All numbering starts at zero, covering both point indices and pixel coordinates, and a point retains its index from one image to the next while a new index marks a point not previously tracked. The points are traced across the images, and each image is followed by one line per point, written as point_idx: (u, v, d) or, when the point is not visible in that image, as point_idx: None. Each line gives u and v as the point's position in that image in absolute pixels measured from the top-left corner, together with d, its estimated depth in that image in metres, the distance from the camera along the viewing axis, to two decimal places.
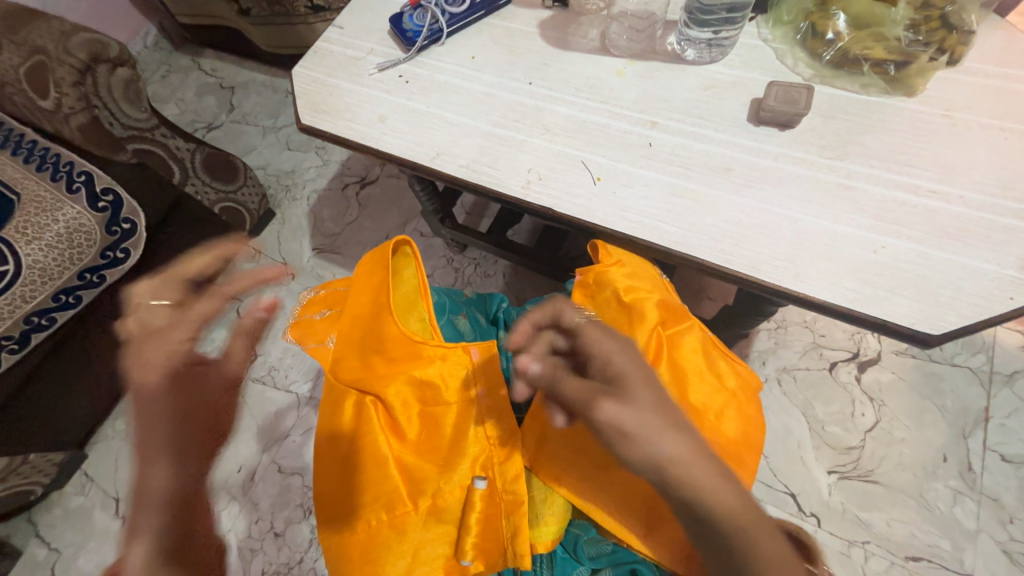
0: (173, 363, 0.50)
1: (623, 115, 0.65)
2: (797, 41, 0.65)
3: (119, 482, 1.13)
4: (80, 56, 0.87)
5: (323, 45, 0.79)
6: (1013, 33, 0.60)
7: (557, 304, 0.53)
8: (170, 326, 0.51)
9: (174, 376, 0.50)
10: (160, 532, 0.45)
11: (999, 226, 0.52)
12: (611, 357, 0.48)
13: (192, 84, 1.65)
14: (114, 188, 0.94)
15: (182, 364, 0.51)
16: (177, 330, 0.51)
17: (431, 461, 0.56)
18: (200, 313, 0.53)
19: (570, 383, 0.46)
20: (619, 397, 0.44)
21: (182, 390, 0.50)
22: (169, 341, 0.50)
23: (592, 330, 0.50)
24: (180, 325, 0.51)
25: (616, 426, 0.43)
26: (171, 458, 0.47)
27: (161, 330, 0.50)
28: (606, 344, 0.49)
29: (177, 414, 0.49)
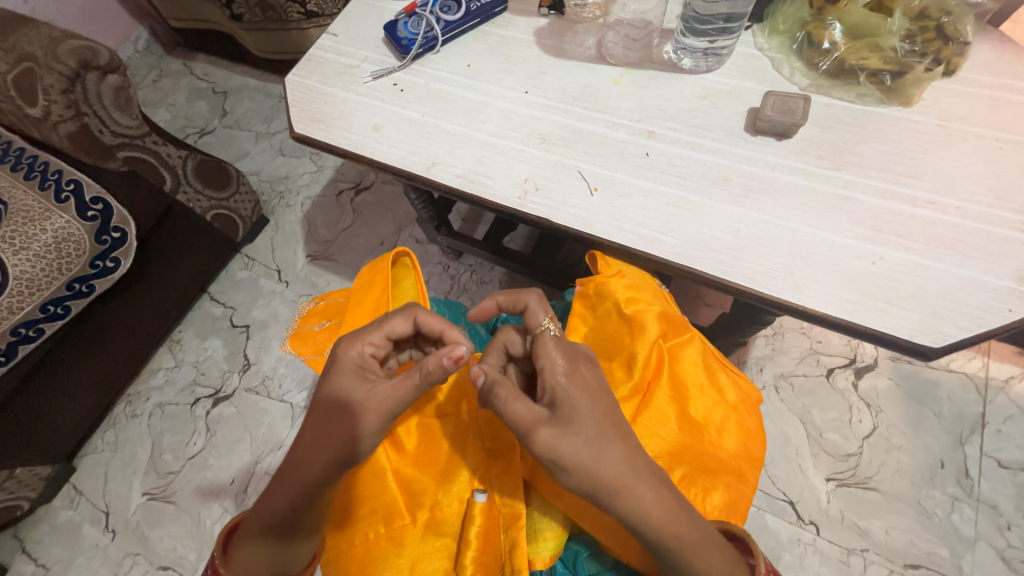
0: (346, 366, 0.52)
1: (620, 124, 0.65)
2: (793, 50, 0.65)
3: (109, 496, 1.11)
4: (68, 63, 0.86)
5: (317, 52, 0.79)
6: (1006, 42, 0.60)
7: (526, 301, 0.53)
8: (363, 331, 0.54)
9: (336, 379, 0.52)
10: (275, 512, 0.49)
11: (997, 237, 0.52)
12: (563, 375, 0.48)
13: (184, 89, 1.63)
14: (104, 197, 0.92)
15: (357, 372, 0.52)
16: (366, 338, 0.53)
17: (429, 473, 0.54)
18: (389, 327, 0.54)
19: (519, 402, 0.47)
20: (559, 425, 0.46)
21: (337, 399, 0.51)
22: (355, 345, 0.53)
23: (552, 345, 0.50)
24: (371, 334, 0.53)
25: (551, 452, 0.45)
26: (296, 460, 0.48)
27: (360, 333, 0.54)
28: (561, 360, 0.49)
29: (320, 421, 0.50)
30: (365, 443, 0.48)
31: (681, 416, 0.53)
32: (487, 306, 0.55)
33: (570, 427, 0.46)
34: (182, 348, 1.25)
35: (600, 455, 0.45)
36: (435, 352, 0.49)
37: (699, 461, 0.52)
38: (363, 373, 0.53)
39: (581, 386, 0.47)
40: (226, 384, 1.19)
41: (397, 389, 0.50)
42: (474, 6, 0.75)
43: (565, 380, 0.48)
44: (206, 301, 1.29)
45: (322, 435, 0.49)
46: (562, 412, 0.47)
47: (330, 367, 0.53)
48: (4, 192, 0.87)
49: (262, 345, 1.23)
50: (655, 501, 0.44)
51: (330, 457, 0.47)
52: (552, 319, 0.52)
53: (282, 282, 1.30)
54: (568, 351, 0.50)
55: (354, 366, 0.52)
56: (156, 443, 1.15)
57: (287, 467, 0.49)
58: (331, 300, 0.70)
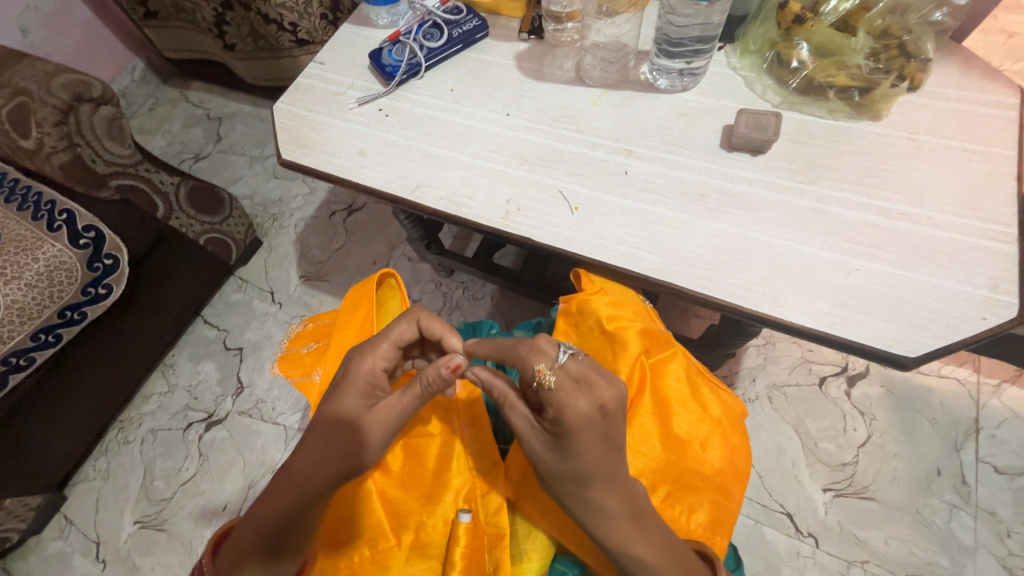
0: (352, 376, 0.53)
1: (600, 144, 0.67)
2: (764, 69, 0.67)
3: (100, 525, 1.09)
4: (62, 97, 0.87)
5: (305, 81, 0.81)
6: (967, 57, 0.63)
7: (518, 354, 0.50)
8: (372, 343, 0.54)
9: (343, 388, 0.52)
10: (269, 527, 0.49)
11: (968, 246, 0.52)
12: (564, 419, 0.46)
13: (179, 116, 1.66)
14: (96, 225, 0.93)
15: (362, 384, 0.52)
16: (375, 350, 0.53)
17: (415, 494, 0.54)
18: (396, 337, 0.54)
19: (515, 412, 0.50)
20: (547, 446, 0.48)
21: (343, 409, 0.51)
22: (363, 357, 0.53)
23: (553, 392, 0.47)
24: (376, 346, 0.54)
25: (535, 461, 0.49)
26: (302, 469, 0.49)
27: (368, 346, 0.54)
28: (565, 405, 0.46)
29: (327, 431, 0.51)
30: (369, 456, 0.49)
31: (665, 433, 0.53)
32: (482, 349, 0.54)
33: (558, 458, 0.46)
34: (175, 372, 1.24)
35: (584, 480, 0.46)
36: (433, 362, 0.50)
37: (683, 478, 0.52)
38: (369, 386, 0.53)
39: (586, 433, 0.45)
40: (219, 408, 1.19)
41: (401, 400, 0.51)
42: (456, 33, 0.78)
43: (565, 421, 0.46)
44: (200, 324, 1.30)
45: (328, 445, 0.50)
46: (555, 445, 0.47)
47: (337, 383, 0.53)
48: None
49: (255, 367, 1.23)
50: (620, 521, 0.47)
51: (333, 470, 0.48)
52: (547, 368, 0.47)
53: (275, 303, 1.30)
54: (574, 394, 0.46)
55: (362, 379, 0.52)
56: (149, 469, 1.14)
57: (292, 475, 0.50)
58: (319, 321, 0.70)
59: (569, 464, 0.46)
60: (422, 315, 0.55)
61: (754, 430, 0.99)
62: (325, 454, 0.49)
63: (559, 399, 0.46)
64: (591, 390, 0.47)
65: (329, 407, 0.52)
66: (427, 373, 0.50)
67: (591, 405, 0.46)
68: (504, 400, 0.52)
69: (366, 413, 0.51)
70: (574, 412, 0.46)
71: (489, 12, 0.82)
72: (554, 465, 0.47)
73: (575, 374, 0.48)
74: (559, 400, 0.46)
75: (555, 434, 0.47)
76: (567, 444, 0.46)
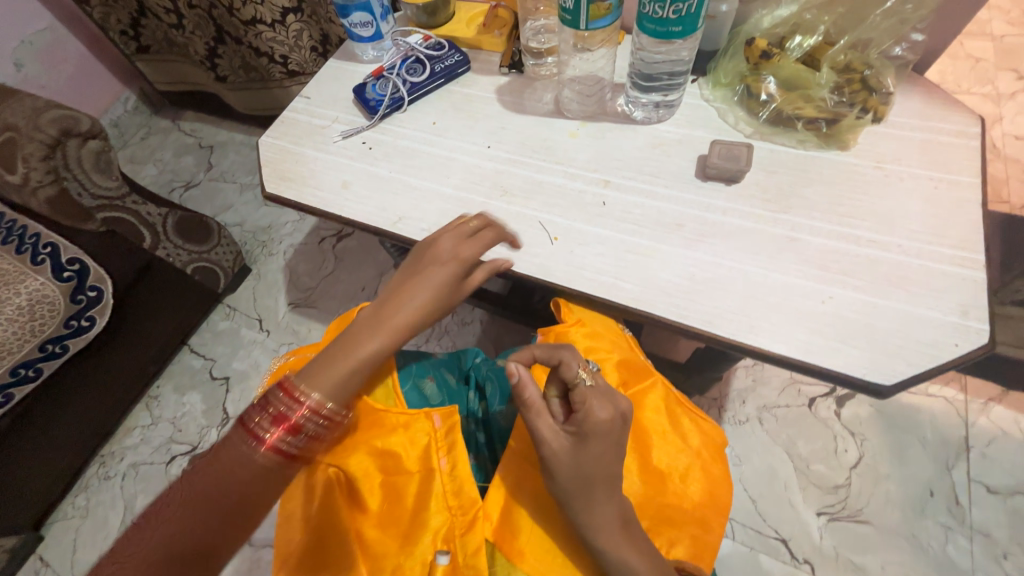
0: (431, 252, 0.60)
1: (578, 175, 0.68)
2: (735, 101, 0.69)
3: (76, 565, 1.06)
4: (50, 132, 0.87)
5: (290, 115, 0.82)
6: (930, 88, 0.65)
7: (559, 357, 0.49)
8: (471, 238, 0.60)
9: (420, 259, 0.60)
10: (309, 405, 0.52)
11: (938, 273, 0.53)
12: (590, 422, 0.47)
13: (171, 145, 1.68)
14: (81, 258, 0.94)
15: (457, 267, 0.59)
16: (471, 243, 0.60)
17: (393, 533, 0.53)
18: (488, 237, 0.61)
19: (536, 413, 0.48)
20: (572, 443, 0.47)
21: (417, 280, 0.58)
22: (448, 246, 0.59)
23: (588, 395, 0.48)
24: (456, 237, 0.60)
25: (553, 460, 0.48)
26: (369, 327, 0.56)
27: (465, 238, 0.60)
28: (593, 409, 0.47)
29: (396, 293, 0.58)
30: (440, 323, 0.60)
31: (645, 467, 0.53)
32: (521, 355, 0.51)
33: (578, 459, 0.47)
34: (159, 404, 1.22)
35: (592, 482, 0.47)
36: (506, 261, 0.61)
37: (663, 513, 0.52)
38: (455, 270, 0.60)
39: (607, 432, 0.47)
40: (204, 440, 1.17)
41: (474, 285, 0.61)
42: (438, 67, 0.80)
43: (590, 422, 0.47)
44: (186, 353, 1.28)
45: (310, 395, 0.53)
46: (574, 446, 0.47)
47: (432, 259, 0.59)
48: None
49: (242, 397, 1.21)
50: (610, 537, 0.46)
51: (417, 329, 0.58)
52: (587, 371, 0.49)
53: (263, 331, 1.29)
54: (599, 401, 0.48)
55: (457, 261, 0.59)
56: (129, 505, 1.11)
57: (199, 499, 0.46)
58: (298, 354, 0.70)
59: (585, 465, 0.47)
60: (495, 233, 0.61)
61: (745, 453, 0.98)
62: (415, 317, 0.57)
63: (588, 401, 0.48)
64: (611, 401, 0.49)
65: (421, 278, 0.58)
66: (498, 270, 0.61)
67: (613, 413, 0.48)
68: (529, 406, 0.49)
69: (439, 289, 0.58)
70: (603, 415, 0.47)
71: (471, 48, 0.85)
72: (571, 465, 0.47)
73: (601, 384, 0.50)
74: (587, 404, 0.48)
75: (581, 435, 0.47)
76: (588, 447, 0.47)
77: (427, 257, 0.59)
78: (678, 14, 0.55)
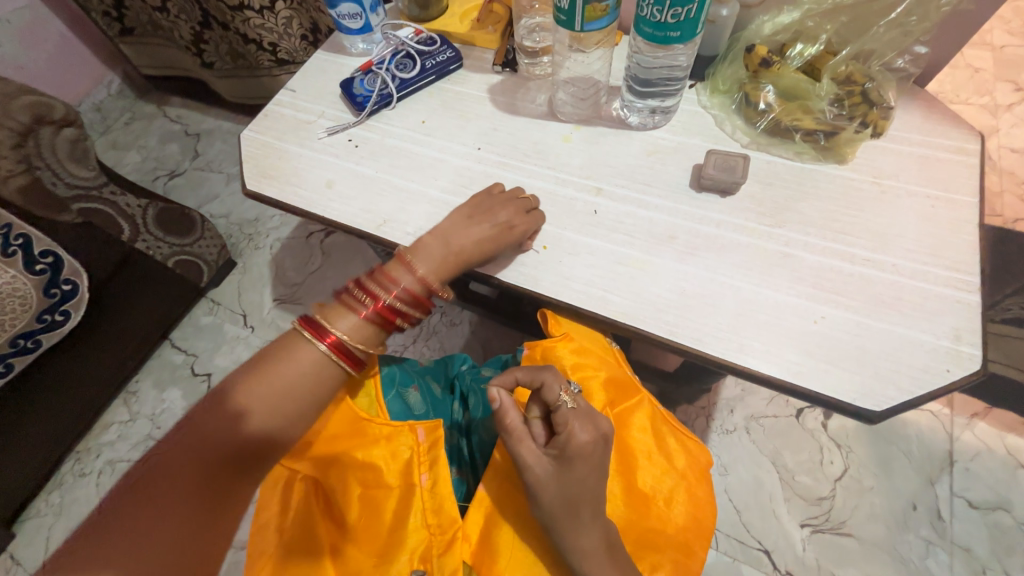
0: (488, 205, 0.60)
1: (569, 181, 0.66)
2: (733, 110, 0.67)
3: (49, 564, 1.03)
4: (22, 120, 0.83)
5: (274, 108, 0.79)
6: (931, 102, 0.63)
7: (542, 379, 0.48)
8: (530, 214, 0.60)
9: (478, 207, 0.60)
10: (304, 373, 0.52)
11: (932, 295, 0.52)
12: (572, 446, 0.46)
13: (156, 131, 1.63)
14: (54, 249, 0.88)
15: (512, 233, 0.58)
16: (527, 218, 0.60)
17: (368, 551, 0.52)
18: (538, 219, 0.61)
19: (514, 439, 0.47)
20: (556, 467, 0.46)
21: (473, 225, 0.58)
22: (504, 206, 0.59)
23: (570, 417, 0.47)
24: (511, 202, 0.60)
25: (538, 486, 0.46)
26: (421, 253, 0.57)
27: (523, 213, 0.60)
28: (575, 432, 0.46)
29: (452, 228, 0.58)
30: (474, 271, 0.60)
31: (629, 489, 0.52)
32: (504, 379, 0.49)
33: (562, 483, 0.46)
34: (138, 400, 1.19)
35: (576, 507, 0.45)
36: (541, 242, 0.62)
37: (645, 537, 0.51)
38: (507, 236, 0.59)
39: (590, 455, 0.46)
40: None
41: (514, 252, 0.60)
42: (429, 63, 0.77)
43: (573, 445, 0.46)
44: (167, 348, 1.25)
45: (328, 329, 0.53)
46: (555, 472, 0.46)
47: (490, 218, 0.58)
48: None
49: None
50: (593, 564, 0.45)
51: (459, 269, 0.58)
52: (569, 393, 0.48)
53: (247, 327, 1.27)
54: (582, 423, 0.47)
55: (512, 229, 0.58)
56: None
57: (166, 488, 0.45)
58: None
59: (568, 490, 0.45)
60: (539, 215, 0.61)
61: (731, 462, 0.98)
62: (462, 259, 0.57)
63: (568, 424, 0.47)
64: (594, 422, 0.48)
65: (476, 230, 0.58)
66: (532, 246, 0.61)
67: (596, 436, 0.47)
68: (509, 433, 0.48)
69: (487, 238, 0.57)
70: (585, 437, 0.46)
71: (464, 43, 0.82)
72: (556, 490, 0.46)
73: (583, 404, 0.49)
74: (568, 426, 0.47)
75: (564, 459, 0.46)
76: (571, 470, 0.46)
77: (487, 213, 0.59)
78: (677, 18, 0.53)
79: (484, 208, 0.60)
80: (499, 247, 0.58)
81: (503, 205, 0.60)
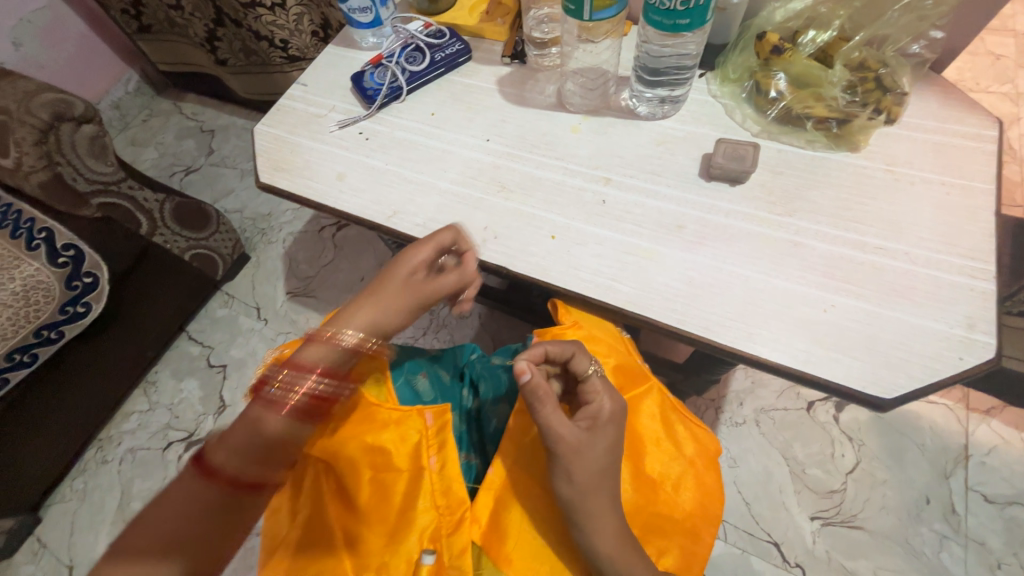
0: (402, 257, 0.57)
1: (577, 171, 0.66)
2: (743, 98, 0.66)
3: (74, 548, 1.07)
4: (42, 117, 0.86)
5: (286, 102, 0.80)
6: (946, 87, 0.62)
7: (573, 350, 0.51)
8: (424, 246, 0.56)
9: (394, 263, 0.57)
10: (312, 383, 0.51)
11: (946, 283, 0.52)
12: (599, 415, 0.49)
13: (173, 128, 1.66)
14: (76, 243, 0.91)
15: (407, 281, 0.56)
16: (421, 252, 0.56)
17: (377, 532, 0.52)
18: (440, 242, 0.57)
19: (548, 411, 0.47)
20: (587, 438, 0.48)
21: (375, 286, 0.56)
22: (421, 247, 0.56)
23: (600, 387, 0.50)
24: (426, 243, 0.56)
25: (572, 456, 0.47)
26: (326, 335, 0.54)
27: (418, 249, 0.56)
28: (602, 402, 0.50)
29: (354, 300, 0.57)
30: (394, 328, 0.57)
31: (637, 475, 0.52)
32: (533, 353, 0.50)
33: (593, 452, 0.48)
34: (157, 390, 1.22)
35: (604, 475, 0.48)
36: (457, 271, 0.58)
37: (653, 522, 0.51)
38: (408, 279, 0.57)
39: (612, 427, 0.50)
40: (200, 427, 1.17)
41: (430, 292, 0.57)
42: (438, 56, 0.78)
43: (599, 417, 0.49)
44: (184, 340, 1.28)
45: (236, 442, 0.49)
46: (583, 442, 0.48)
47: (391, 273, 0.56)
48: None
49: (239, 385, 1.21)
50: (612, 536, 0.47)
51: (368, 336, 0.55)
52: (596, 365, 0.52)
53: (261, 319, 1.29)
54: (608, 394, 0.50)
55: (411, 275, 0.57)
56: (126, 490, 1.12)
57: (172, 521, 0.45)
58: None
59: (596, 460, 0.48)
60: (462, 238, 0.58)
61: (741, 454, 0.98)
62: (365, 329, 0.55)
63: (597, 394, 0.50)
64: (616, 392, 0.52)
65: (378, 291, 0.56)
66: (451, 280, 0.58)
67: (617, 405, 0.50)
68: (542, 405, 0.47)
69: (396, 297, 0.56)
70: (610, 409, 0.50)
71: (472, 36, 0.82)
72: (588, 459, 0.47)
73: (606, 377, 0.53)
74: (596, 396, 0.50)
75: (594, 428, 0.49)
76: (600, 440, 0.48)
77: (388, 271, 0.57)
78: (686, 5, 0.52)
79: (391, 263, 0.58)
80: (406, 301, 0.56)
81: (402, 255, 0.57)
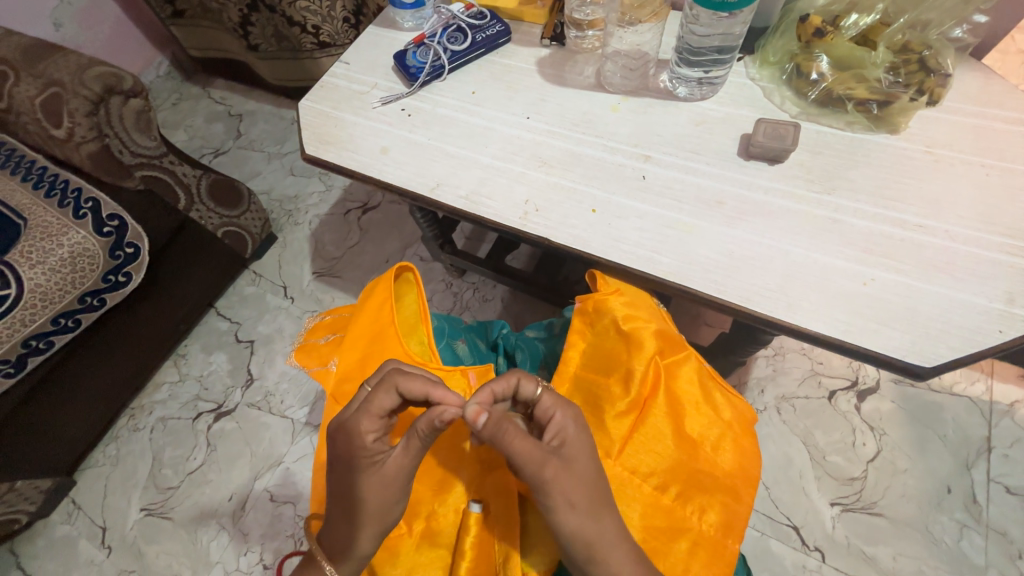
0: (347, 448, 0.49)
1: (617, 148, 0.68)
2: (783, 81, 0.68)
3: (107, 511, 1.10)
4: (94, 89, 0.89)
5: (329, 80, 0.82)
6: (986, 73, 0.64)
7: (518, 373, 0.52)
8: (354, 416, 0.50)
9: (342, 451, 0.50)
10: (366, 437, 0.49)
11: (985, 260, 0.53)
12: (567, 430, 0.50)
13: (202, 111, 1.69)
14: (120, 214, 0.94)
15: (360, 453, 0.49)
16: (358, 424, 0.50)
17: (425, 483, 0.56)
18: (377, 406, 0.50)
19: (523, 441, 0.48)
20: (565, 458, 0.48)
21: (337, 469, 0.50)
22: (356, 416, 0.50)
23: (554, 400, 0.52)
24: (363, 415, 0.50)
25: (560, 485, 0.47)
26: (328, 528, 0.51)
27: (353, 413, 0.51)
28: (563, 417, 0.51)
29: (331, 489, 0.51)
30: (385, 511, 0.49)
31: (678, 433, 0.54)
32: (481, 396, 0.50)
33: (576, 474, 0.48)
34: (187, 363, 1.26)
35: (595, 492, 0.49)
36: (425, 413, 0.49)
37: (694, 478, 0.53)
38: (361, 451, 0.49)
39: (586, 440, 0.51)
40: (228, 399, 1.20)
41: (407, 455, 0.50)
42: (479, 37, 0.79)
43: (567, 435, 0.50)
44: (213, 316, 1.31)
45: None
46: (564, 458, 0.48)
47: (344, 451, 0.50)
48: (3, 196, 0.90)
49: (266, 360, 1.24)
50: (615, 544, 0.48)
51: (352, 524, 0.49)
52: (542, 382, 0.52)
53: (287, 298, 1.32)
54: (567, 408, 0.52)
55: (363, 447, 0.49)
56: (157, 457, 1.15)
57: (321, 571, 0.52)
58: (337, 313, 0.70)
59: (584, 472, 0.49)
60: (400, 381, 0.50)
61: (762, 440, 0.99)
62: (345, 516, 0.49)
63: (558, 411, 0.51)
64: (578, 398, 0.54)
65: (344, 469, 0.50)
66: (425, 425, 0.49)
67: (577, 413, 0.52)
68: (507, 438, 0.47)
69: (364, 477, 0.49)
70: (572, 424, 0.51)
71: (512, 18, 0.84)
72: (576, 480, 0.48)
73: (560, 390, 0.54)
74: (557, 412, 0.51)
75: (566, 443, 0.50)
76: (580, 457, 0.49)
77: (342, 451, 0.50)
78: None
79: (338, 445, 0.50)
80: (372, 483, 0.49)
81: (342, 425, 0.50)
